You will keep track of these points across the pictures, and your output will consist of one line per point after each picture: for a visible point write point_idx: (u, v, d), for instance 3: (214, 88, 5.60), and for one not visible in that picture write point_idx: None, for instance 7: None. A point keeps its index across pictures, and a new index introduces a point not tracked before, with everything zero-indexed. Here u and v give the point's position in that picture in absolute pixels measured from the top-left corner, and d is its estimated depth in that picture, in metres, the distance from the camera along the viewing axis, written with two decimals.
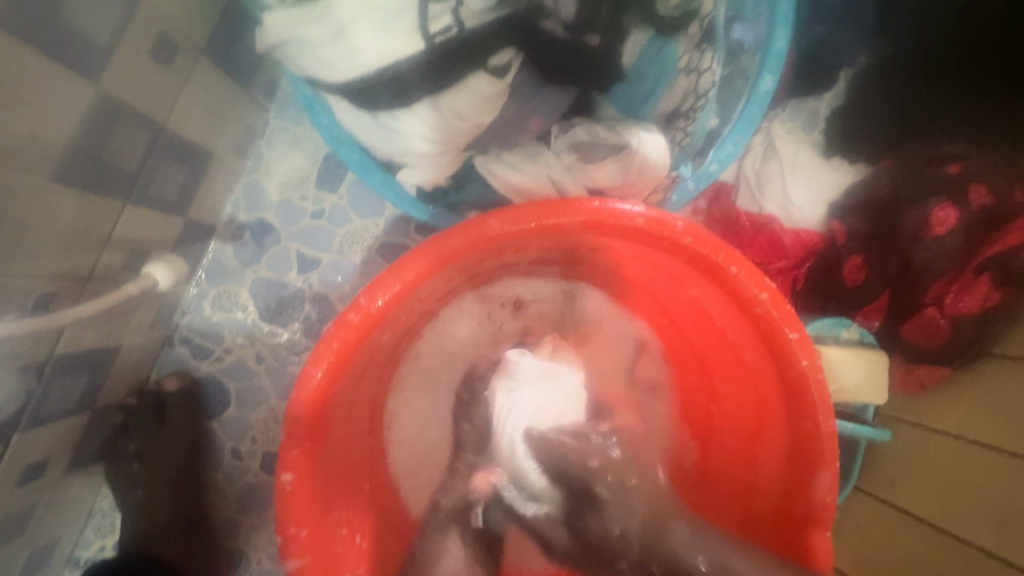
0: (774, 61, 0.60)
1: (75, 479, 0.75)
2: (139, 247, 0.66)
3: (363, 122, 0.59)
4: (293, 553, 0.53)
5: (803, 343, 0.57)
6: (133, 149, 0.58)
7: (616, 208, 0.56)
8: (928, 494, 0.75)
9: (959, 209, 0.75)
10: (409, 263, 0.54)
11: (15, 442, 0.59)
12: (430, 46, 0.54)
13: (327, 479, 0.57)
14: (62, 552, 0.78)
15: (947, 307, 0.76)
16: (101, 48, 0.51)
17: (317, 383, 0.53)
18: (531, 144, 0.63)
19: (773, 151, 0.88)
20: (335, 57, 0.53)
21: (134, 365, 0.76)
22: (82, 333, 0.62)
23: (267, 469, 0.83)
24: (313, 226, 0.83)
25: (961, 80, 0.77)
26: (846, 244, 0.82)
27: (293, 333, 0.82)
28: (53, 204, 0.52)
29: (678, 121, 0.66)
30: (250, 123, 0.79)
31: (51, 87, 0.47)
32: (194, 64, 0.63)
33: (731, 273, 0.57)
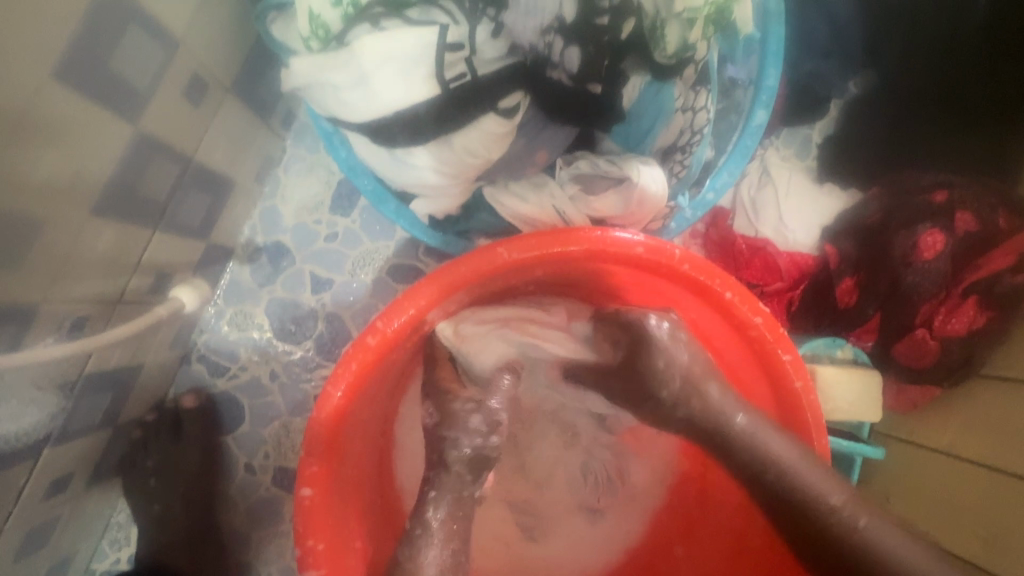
0: (766, 96, 0.66)
1: (94, 494, 0.77)
2: (164, 271, 0.70)
3: (379, 156, 0.63)
4: (310, 566, 0.55)
5: (796, 365, 0.60)
6: (163, 180, 0.62)
7: (617, 238, 0.59)
8: (923, 512, 0.78)
9: (946, 234, 0.78)
10: (422, 289, 0.57)
11: (46, 457, 0.62)
12: (445, 91, 0.58)
13: (342, 494, 0.59)
14: (79, 565, 0.80)
15: (936, 329, 0.78)
16: (141, 91, 0.55)
17: (336, 402, 0.56)
18: (538, 175, 0.67)
19: (767, 178, 0.92)
20: (355, 99, 0.58)
21: (153, 382, 0.80)
22: (111, 352, 0.65)
23: (279, 484, 0.85)
24: (326, 249, 0.86)
25: (943, 113, 0.81)
26: (838, 267, 0.85)
27: (306, 351, 0.86)
28: (94, 233, 0.56)
29: (674, 155, 0.69)
30: (268, 151, 0.83)
31: (97, 128, 0.51)
32: (221, 99, 0.67)
33: (726, 298, 0.60)
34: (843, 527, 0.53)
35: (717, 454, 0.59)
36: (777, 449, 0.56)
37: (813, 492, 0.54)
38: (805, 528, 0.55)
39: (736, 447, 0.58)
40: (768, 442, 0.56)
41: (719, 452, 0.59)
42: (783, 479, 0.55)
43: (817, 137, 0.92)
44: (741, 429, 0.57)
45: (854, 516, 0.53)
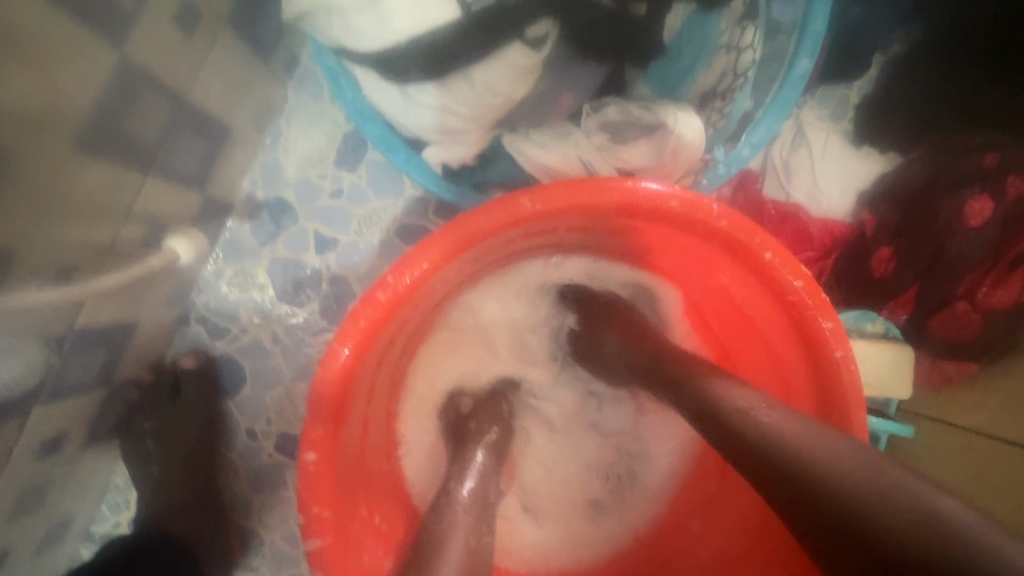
0: (812, 41, 0.59)
1: (91, 455, 0.74)
2: (157, 221, 0.65)
3: (391, 97, 0.58)
4: (314, 533, 0.52)
5: (837, 333, 0.55)
6: (154, 118, 0.57)
7: (650, 190, 0.54)
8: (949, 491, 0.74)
9: (995, 200, 0.72)
10: (437, 242, 0.52)
11: (35, 414, 0.59)
12: (467, 15, 0.54)
13: (348, 459, 0.56)
14: (77, 528, 0.78)
15: (979, 302, 0.74)
16: (125, 12, 0.49)
17: (343, 361, 0.52)
18: (561, 125, 0.62)
19: (801, 140, 0.84)
20: (367, 25, 0.53)
21: (150, 342, 0.76)
22: (102, 306, 0.61)
23: (281, 450, 0.82)
24: (331, 207, 0.81)
25: (999, 70, 0.74)
26: (875, 235, 0.79)
27: (310, 314, 0.81)
28: (77, 172, 0.52)
29: (713, 102, 0.64)
30: (270, 98, 0.77)
31: (75, 51, 0.46)
32: (216, 32, 0.62)
33: (766, 260, 0.55)
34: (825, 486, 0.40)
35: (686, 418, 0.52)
36: (722, 388, 0.50)
37: (743, 411, 0.47)
38: (798, 499, 0.41)
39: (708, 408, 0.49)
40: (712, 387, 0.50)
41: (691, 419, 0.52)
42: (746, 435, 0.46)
43: (854, 97, 0.83)
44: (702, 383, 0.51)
45: (763, 412, 0.46)
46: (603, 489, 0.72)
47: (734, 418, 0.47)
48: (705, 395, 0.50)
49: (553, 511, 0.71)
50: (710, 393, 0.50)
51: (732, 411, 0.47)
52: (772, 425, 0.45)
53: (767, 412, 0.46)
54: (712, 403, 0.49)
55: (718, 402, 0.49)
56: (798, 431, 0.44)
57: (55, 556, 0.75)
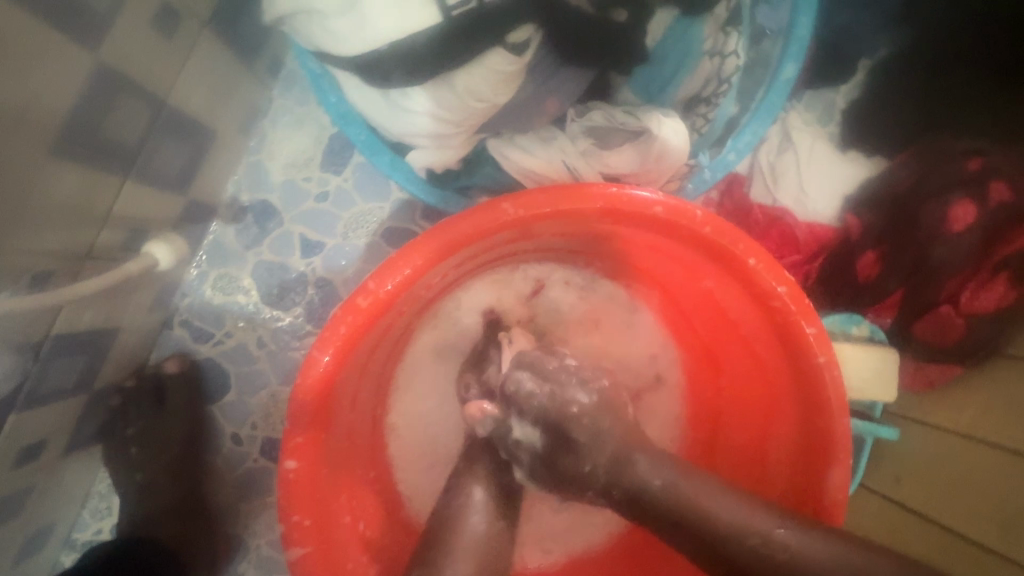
0: (797, 47, 0.59)
1: (71, 461, 0.73)
2: (138, 226, 0.64)
3: (374, 101, 0.58)
4: (296, 542, 0.52)
5: (820, 339, 0.55)
6: (133, 122, 0.56)
7: (634, 195, 0.54)
8: (934, 494, 0.73)
9: (979, 206, 0.72)
10: (420, 247, 0.52)
11: (12, 422, 0.58)
12: (447, 20, 0.52)
13: (331, 465, 0.55)
14: (58, 536, 0.77)
15: (962, 306, 0.74)
16: (101, 15, 0.49)
17: (324, 368, 0.51)
18: (546, 129, 0.63)
19: (788, 144, 0.84)
20: (348, 29, 0.52)
21: (132, 347, 0.75)
22: (80, 312, 0.61)
23: (267, 455, 0.82)
24: (316, 210, 0.81)
25: (982, 76, 0.74)
26: (860, 239, 0.80)
27: (295, 318, 0.81)
28: (52, 175, 0.51)
29: (698, 108, 0.65)
30: (253, 100, 0.76)
31: (50, 55, 0.45)
32: (197, 35, 0.61)
33: (750, 265, 0.56)
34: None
35: (654, 527, 0.51)
36: (719, 505, 0.48)
37: (742, 531, 0.46)
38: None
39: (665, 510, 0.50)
40: (691, 516, 0.48)
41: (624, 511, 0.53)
42: (732, 547, 0.46)
43: (841, 102, 0.83)
44: (660, 487, 0.51)
45: (772, 529, 0.46)
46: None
47: (740, 535, 0.46)
48: (705, 518, 0.48)
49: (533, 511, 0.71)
50: (719, 523, 0.47)
51: (730, 536, 0.46)
52: (782, 540, 0.46)
53: (779, 530, 0.46)
54: (704, 529, 0.47)
55: (731, 532, 0.47)
56: (802, 543, 0.45)
57: (36, 564, 0.75)
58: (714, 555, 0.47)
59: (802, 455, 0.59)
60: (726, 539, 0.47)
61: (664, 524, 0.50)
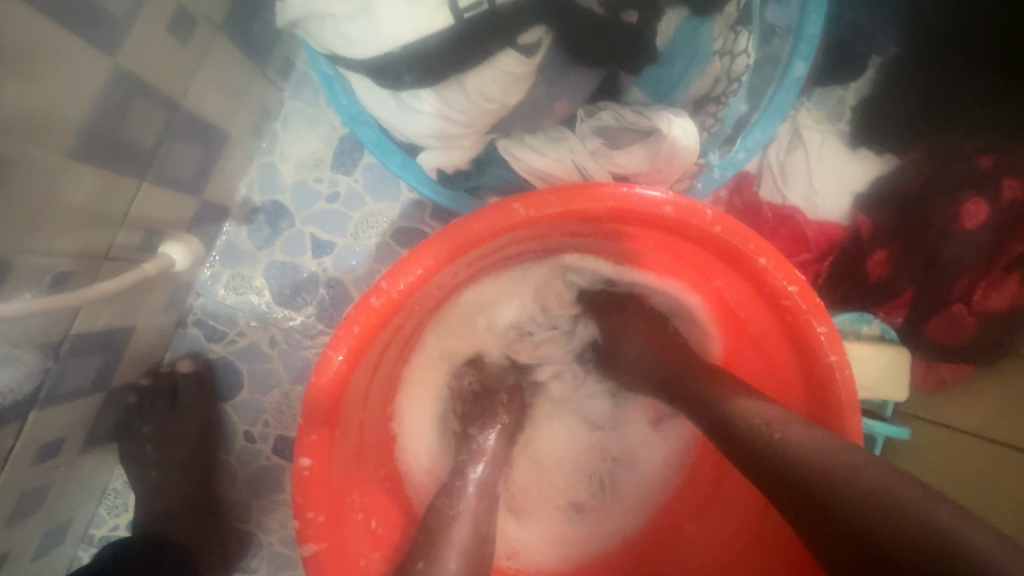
0: (807, 45, 0.59)
1: (88, 458, 0.75)
2: (154, 227, 0.65)
3: (385, 102, 0.59)
4: (310, 538, 0.52)
5: (832, 338, 0.55)
6: (149, 126, 0.57)
7: (645, 195, 0.54)
8: (945, 493, 0.73)
9: (990, 203, 0.72)
10: (432, 247, 0.52)
11: (33, 420, 0.59)
12: (459, 22, 0.53)
13: (344, 463, 0.56)
14: (76, 531, 0.78)
15: (975, 305, 0.74)
16: (117, 21, 0.49)
17: (337, 367, 0.52)
18: (556, 129, 0.63)
19: (798, 141, 0.84)
20: (359, 31, 0.53)
21: (147, 346, 0.76)
22: (98, 312, 0.62)
23: (279, 453, 0.83)
24: (327, 210, 0.82)
25: (992, 73, 0.74)
26: (870, 237, 0.79)
27: (307, 318, 0.82)
28: (71, 179, 0.52)
29: (708, 107, 0.64)
30: (265, 102, 0.77)
31: (68, 61, 0.46)
32: (210, 38, 0.62)
33: (760, 265, 0.55)
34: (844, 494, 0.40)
35: (687, 413, 0.56)
36: (741, 402, 0.51)
37: (752, 419, 0.48)
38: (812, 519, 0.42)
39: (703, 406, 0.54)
40: (720, 398, 0.52)
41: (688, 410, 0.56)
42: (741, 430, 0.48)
43: (851, 98, 0.83)
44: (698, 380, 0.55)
45: (774, 423, 0.47)
46: (585, 495, 0.73)
47: (745, 420, 0.49)
48: (724, 407, 0.51)
49: (541, 513, 0.71)
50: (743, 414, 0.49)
51: (744, 422, 0.49)
52: (781, 431, 0.46)
53: (780, 424, 0.47)
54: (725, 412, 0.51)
55: (746, 420, 0.49)
56: (804, 438, 0.45)
57: (54, 560, 0.76)
58: (728, 435, 0.50)
59: None
60: (739, 422, 0.49)
61: (703, 410, 0.53)
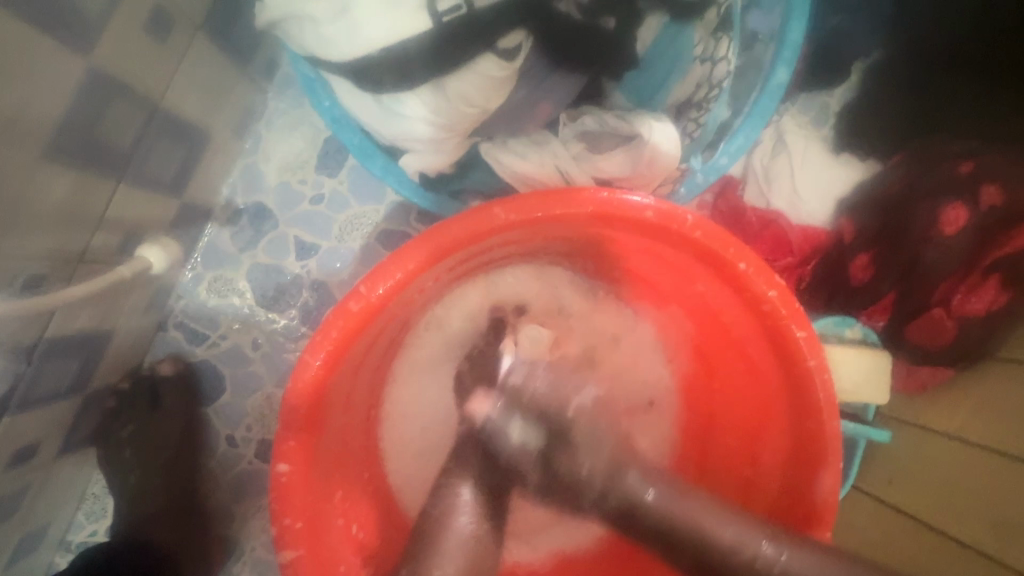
0: (789, 51, 0.59)
1: (65, 463, 0.73)
2: (132, 230, 0.64)
3: (366, 105, 0.58)
4: (288, 544, 0.52)
5: (811, 343, 0.56)
6: (126, 127, 0.57)
7: (625, 200, 0.54)
8: (926, 496, 0.73)
9: (970, 209, 0.72)
10: (412, 251, 0.52)
11: (5, 425, 0.58)
12: (438, 25, 0.53)
13: (323, 468, 0.56)
14: (52, 537, 0.77)
15: (954, 309, 0.74)
16: (92, 20, 0.49)
17: (316, 371, 0.51)
18: (539, 133, 0.63)
19: (782, 146, 0.84)
20: (339, 34, 0.52)
21: (126, 349, 0.75)
22: (74, 314, 0.61)
23: (262, 457, 0.82)
24: (311, 212, 0.81)
25: (976, 76, 0.74)
26: (853, 242, 0.81)
27: (291, 320, 0.81)
28: (43, 180, 0.51)
29: (690, 112, 0.65)
30: (248, 103, 0.77)
31: (39, 61, 0.46)
32: (190, 39, 0.61)
33: (740, 270, 0.56)
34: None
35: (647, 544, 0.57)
36: (709, 520, 0.54)
37: (734, 549, 0.52)
38: None
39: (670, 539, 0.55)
40: (674, 513, 0.55)
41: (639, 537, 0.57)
42: (720, 552, 0.53)
43: (834, 104, 0.84)
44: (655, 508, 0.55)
45: (754, 542, 0.52)
46: None
47: (722, 547, 0.53)
48: (700, 531, 0.54)
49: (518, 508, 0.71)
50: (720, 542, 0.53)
51: (715, 539, 0.53)
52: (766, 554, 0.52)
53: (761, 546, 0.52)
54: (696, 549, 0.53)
55: (724, 547, 0.53)
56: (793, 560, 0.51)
57: (29, 567, 0.74)
58: (696, 564, 0.54)
59: (794, 457, 0.59)
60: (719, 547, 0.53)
61: (671, 543, 0.55)
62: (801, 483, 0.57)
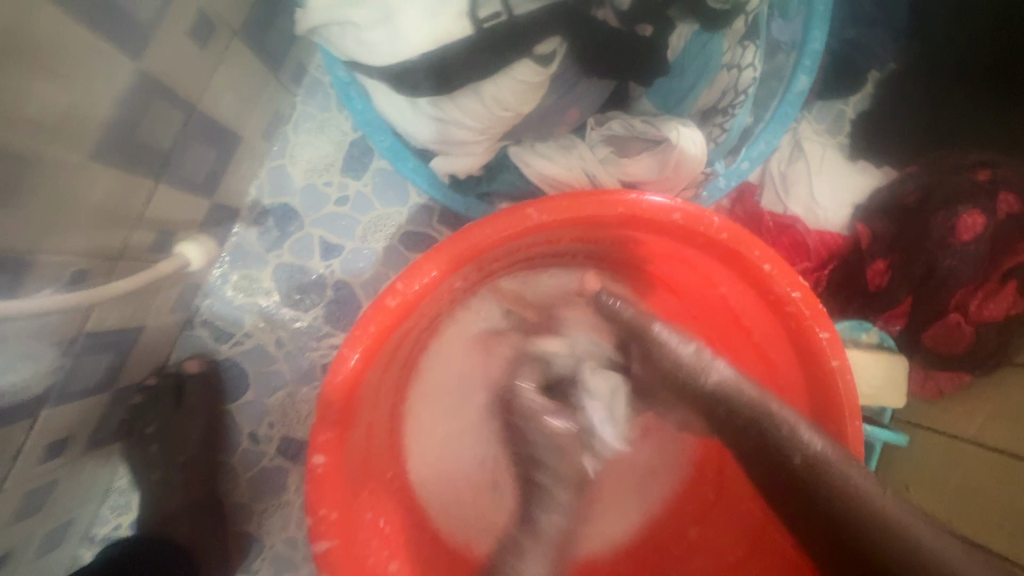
0: (810, 60, 0.61)
1: (93, 457, 0.75)
2: (167, 227, 0.66)
3: (399, 107, 0.60)
4: (322, 535, 0.53)
5: (834, 343, 0.57)
6: (167, 127, 0.58)
7: (653, 203, 0.55)
8: (941, 501, 0.74)
9: (987, 216, 0.73)
10: (444, 250, 0.53)
11: (42, 416, 0.59)
12: (477, 32, 0.54)
13: (354, 463, 0.57)
14: (77, 531, 0.78)
15: (971, 315, 0.74)
16: (142, 24, 0.51)
17: (352, 366, 0.52)
18: (566, 136, 0.65)
19: (799, 153, 0.86)
20: (380, 40, 0.55)
21: (155, 345, 0.77)
22: (111, 309, 0.62)
23: (284, 453, 0.83)
24: (336, 213, 0.83)
25: (989, 88, 0.75)
26: (870, 248, 0.81)
27: (314, 319, 0.82)
28: (91, 178, 0.52)
29: (714, 118, 0.67)
30: (278, 106, 0.79)
31: (92, 62, 0.47)
32: (229, 42, 0.63)
33: (764, 271, 0.57)
34: (838, 504, 0.50)
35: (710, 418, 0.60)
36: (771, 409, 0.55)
37: (780, 424, 0.54)
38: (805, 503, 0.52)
39: (717, 403, 0.58)
40: (734, 399, 0.56)
41: (695, 406, 0.61)
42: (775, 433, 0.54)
43: (850, 112, 0.86)
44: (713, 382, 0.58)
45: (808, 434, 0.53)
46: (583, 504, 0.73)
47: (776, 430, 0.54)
48: (761, 410, 0.55)
49: None
50: (772, 416, 0.54)
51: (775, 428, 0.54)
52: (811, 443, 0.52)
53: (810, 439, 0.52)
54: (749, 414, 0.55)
55: (774, 421, 0.54)
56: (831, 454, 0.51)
57: (55, 559, 0.75)
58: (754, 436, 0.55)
59: None
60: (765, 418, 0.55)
61: (729, 416, 0.57)
62: None
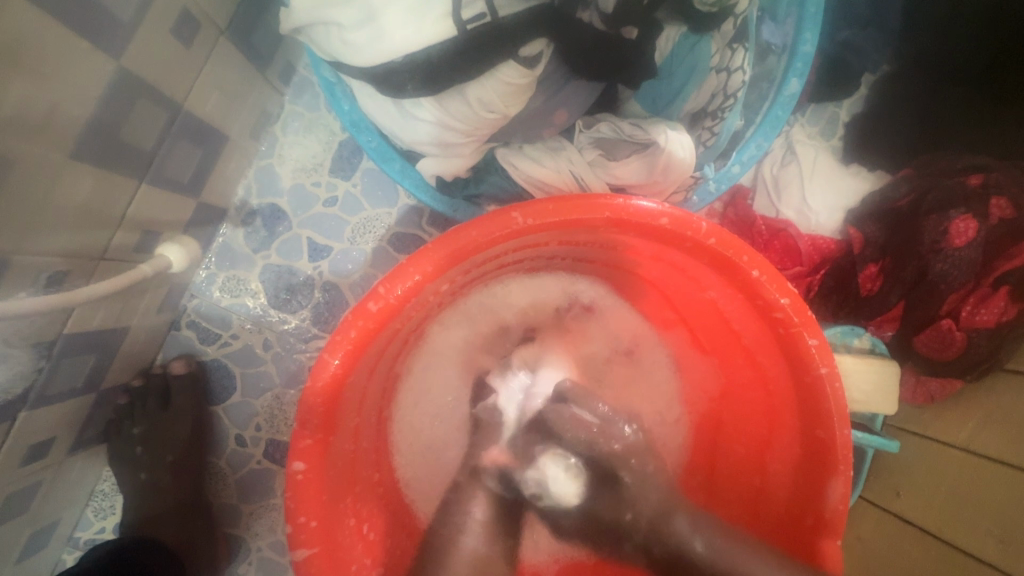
0: (801, 62, 0.60)
1: (76, 460, 0.74)
2: (150, 229, 0.65)
3: (385, 109, 0.59)
4: (303, 543, 0.52)
5: (823, 351, 0.56)
6: (150, 127, 0.58)
7: (639, 207, 0.55)
8: (932, 506, 0.74)
9: (980, 221, 0.72)
10: (428, 254, 0.53)
11: (21, 420, 0.59)
12: (461, 34, 0.53)
13: (337, 469, 0.56)
14: (61, 534, 0.77)
15: (963, 320, 0.74)
16: (123, 23, 0.50)
17: (333, 371, 0.52)
18: (555, 139, 0.65)
19: (792, 155, 0.86)
20: (364, 41, 0.54)
21: (140, 347, 0.76)
22: (92, 311, 0.61)
23: (270, 457, 0.82)
24: (324, 214, 0.82)
25: (983, 90, 0.74)
26: (862, 252, 0.80)
27: (302, 321, 0.82)
28: (70, 179, 0.52)
29: (704, 121, 0.66)
30: (265, 106, 0.78)
31: (71, 62, 0.47)
32: (214, 42, 0.62)
33: (752, 277, 0.56)
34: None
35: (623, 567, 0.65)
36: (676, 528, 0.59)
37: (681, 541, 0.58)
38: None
39: (626, 514, 0.63)
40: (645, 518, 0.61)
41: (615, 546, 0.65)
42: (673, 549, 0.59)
43: (843, 115, 0.87)
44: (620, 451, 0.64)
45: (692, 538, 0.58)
46: None
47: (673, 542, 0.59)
48: (668, 533, 0.60)
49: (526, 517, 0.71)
50: (675, 536, 0.59)
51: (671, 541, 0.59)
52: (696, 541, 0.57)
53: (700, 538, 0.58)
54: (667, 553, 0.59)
55: (679, 543, 0.58)
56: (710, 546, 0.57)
57: (38, 563, 0.75)
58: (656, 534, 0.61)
59: (803, 465, 0.59)
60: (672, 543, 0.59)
61: (644, 546, 0.62)
62: (812, 490, 0.57)
